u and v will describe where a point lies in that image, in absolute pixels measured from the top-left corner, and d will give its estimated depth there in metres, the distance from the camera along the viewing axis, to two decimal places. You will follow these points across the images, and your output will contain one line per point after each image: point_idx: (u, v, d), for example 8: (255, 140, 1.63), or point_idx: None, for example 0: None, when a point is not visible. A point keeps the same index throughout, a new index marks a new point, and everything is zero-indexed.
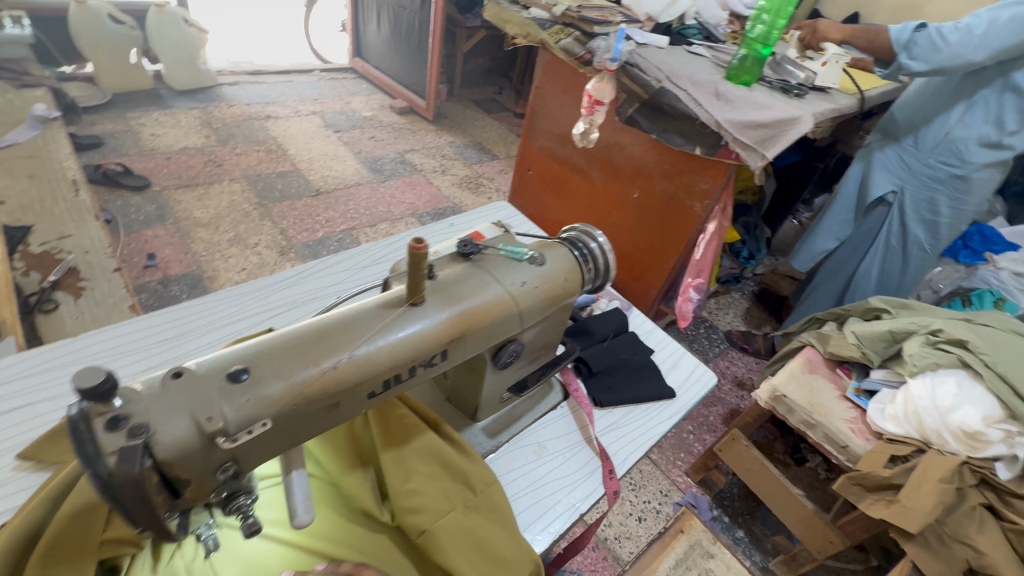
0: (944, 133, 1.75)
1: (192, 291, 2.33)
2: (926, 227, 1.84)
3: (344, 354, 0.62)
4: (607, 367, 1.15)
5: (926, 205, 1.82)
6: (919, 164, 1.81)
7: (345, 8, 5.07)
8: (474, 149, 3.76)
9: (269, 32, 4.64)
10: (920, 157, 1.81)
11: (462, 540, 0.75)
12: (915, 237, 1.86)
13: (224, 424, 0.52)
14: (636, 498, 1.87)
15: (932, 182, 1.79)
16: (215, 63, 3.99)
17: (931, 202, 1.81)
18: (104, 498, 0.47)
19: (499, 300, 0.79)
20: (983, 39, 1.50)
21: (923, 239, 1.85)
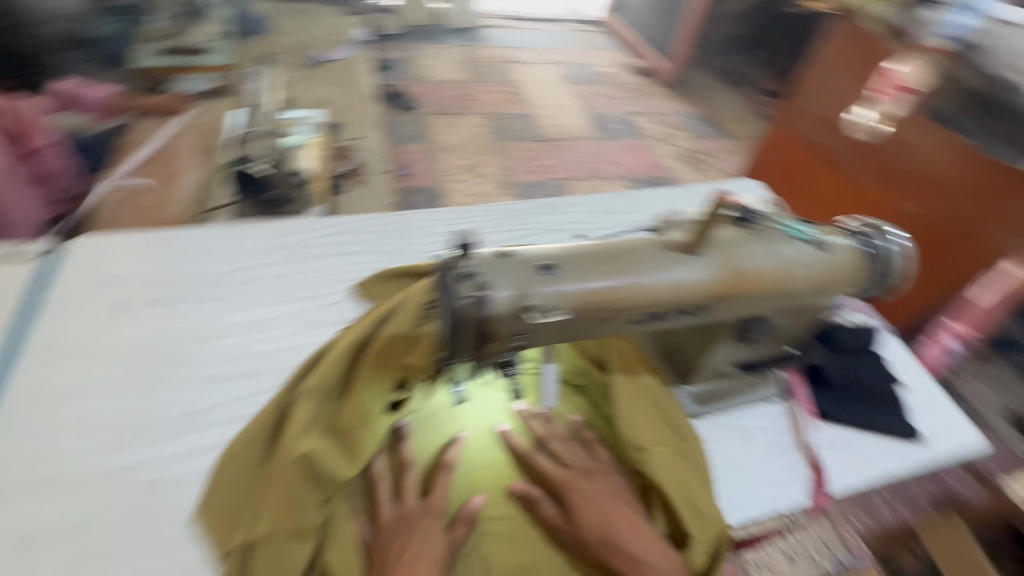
0: None
1: (430, 204, 2.75)
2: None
3: (628, 278, 0.69)
4: (840, 382, 1.03)
5: None
6: None
7: None
8: (705, 123, 3.51)
9: None
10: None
11: (674, 461, 0.84)
12: None
13: (536, 303, 0.64)
14: None
15: None
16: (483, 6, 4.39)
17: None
18: (450, 328, 0.62)
19: (770, 272, 0.77)
20: None
21: None
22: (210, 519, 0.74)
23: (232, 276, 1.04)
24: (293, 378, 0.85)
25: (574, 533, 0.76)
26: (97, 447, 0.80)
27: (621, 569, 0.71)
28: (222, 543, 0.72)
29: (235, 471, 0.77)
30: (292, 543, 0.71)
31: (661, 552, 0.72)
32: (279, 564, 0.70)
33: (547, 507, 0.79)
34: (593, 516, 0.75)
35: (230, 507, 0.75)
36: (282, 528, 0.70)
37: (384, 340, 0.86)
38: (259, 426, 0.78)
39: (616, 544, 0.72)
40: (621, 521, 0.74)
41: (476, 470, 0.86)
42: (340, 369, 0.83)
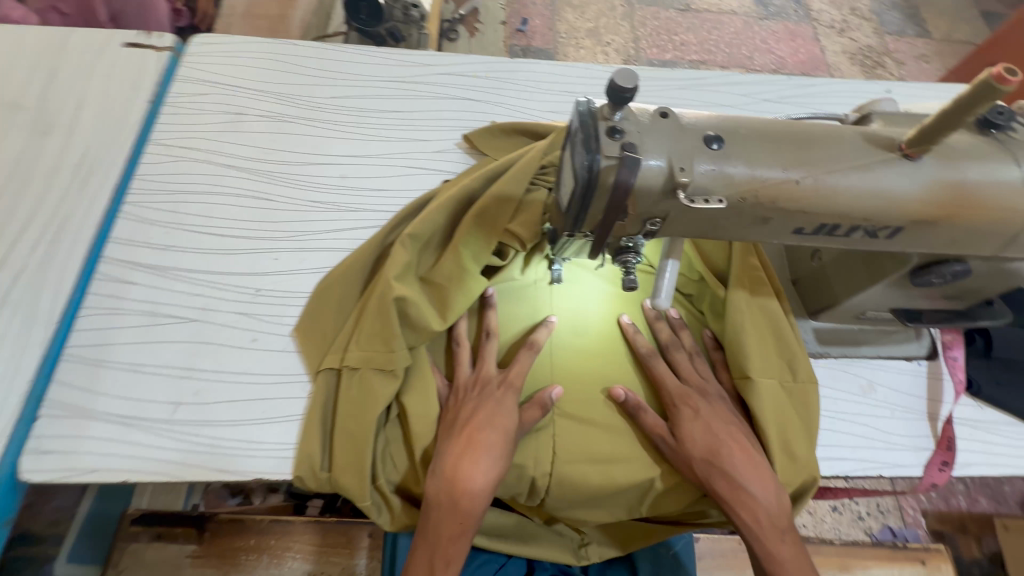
0: None
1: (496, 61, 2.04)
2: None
3: (814, 174, 0.54)
4: (1013, 359, 0.83)
5: None
6: None
7: None
8: (900, 14, 2.44)
9: None
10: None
11: (778, 398, 0.75)
12: None
13: (690, 181, 0.52)
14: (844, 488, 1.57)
15: None
16: None
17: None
18: (578, 192, 0.53)
19: (1006, 201, 0.57)
20: None
21: None
22: (306, 339, 0.77)
23: (343, 102, 0.98)
24: (394, 220, 0.83)
25: (677, 448, 0.73)
26: (215, 246, 0.83)
27: (720, 492, 0.70)
28: (315, 363, 0.75)
29: (333, 300, 0.78)
30: (379, 377, 0.71)
31: (769, 488, 0.69)
32: (367, 394, 0.71)
33: (650, 416, 0.76)
34: (704, 436, 0.72)
35: (327, 331, 0.77)
36: (372, 362, 0.71)
37: (488, 198, 0.81)
38: (362, 259, 0.79)
39: (723, 468, 0.70)
40: (733, 449, 0.71)
41: (559, 353, 0.82)
42: (440, 221, 0.80)
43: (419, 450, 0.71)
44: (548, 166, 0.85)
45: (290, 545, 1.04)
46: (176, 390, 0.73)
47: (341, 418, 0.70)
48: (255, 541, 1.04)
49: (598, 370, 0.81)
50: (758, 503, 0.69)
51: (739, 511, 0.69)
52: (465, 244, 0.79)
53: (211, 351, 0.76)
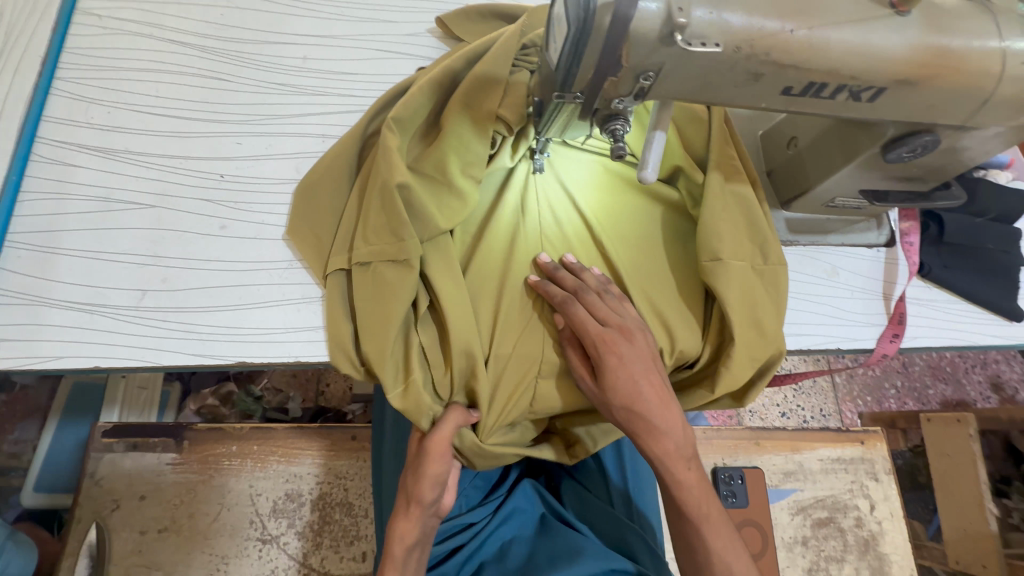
0: None
1: None
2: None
3: (806, 24, 0.53)
4: (960, 244, 0.89)
5: None
6: None
7: None
8: None
9: None
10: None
11: (749, 280, 0.77)
12: None
13: (688, 23, 0.50)
14: (792, 398, 1.75)
15: None
16: None
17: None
18: (572, 34, 0.51)
19: (984, 64, 0.58)
20: None
21: None
22: (298, 240, 0.73)
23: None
24: (374, 109, 0.77)
25: (599, 394, 0.73)
26: (168, 129, 0.76)
27: (627, 427, 0.72)
28: (320, 267, 0.71)
29: (325, 194, 0.73)
30: (392, 268, 0.69)
31: (680, 427, 0.71)
32: (383, 287, 0.69)
33: (575, 354, 0.75)
34: (625, 385, 0.71)
35: (321, 228, 0.73)
36: (384, 254, 0.69)
37: (473, 79, 0.77)
38: (346, 148, 0.74)
39: (634, 409, 0.70)
40: (651, 395, 0.71)
41: (538, 242, 0.82)
42: (422, 105, 0.75)
43: (449, 343, 0.71)
44: (530, 45, 0.80)
45: (274, 450, 1.04)
46: (140, 277, 0.69)
47: (361, 315, 0.69)
48: (238, 447, 1.04)
49: (582, 255, 0.82)
50: (671, 442, 0.71)
51: (644, 443, 0.72)
52: (452, 131, 0.76)
53: (178, 237, 0.71)
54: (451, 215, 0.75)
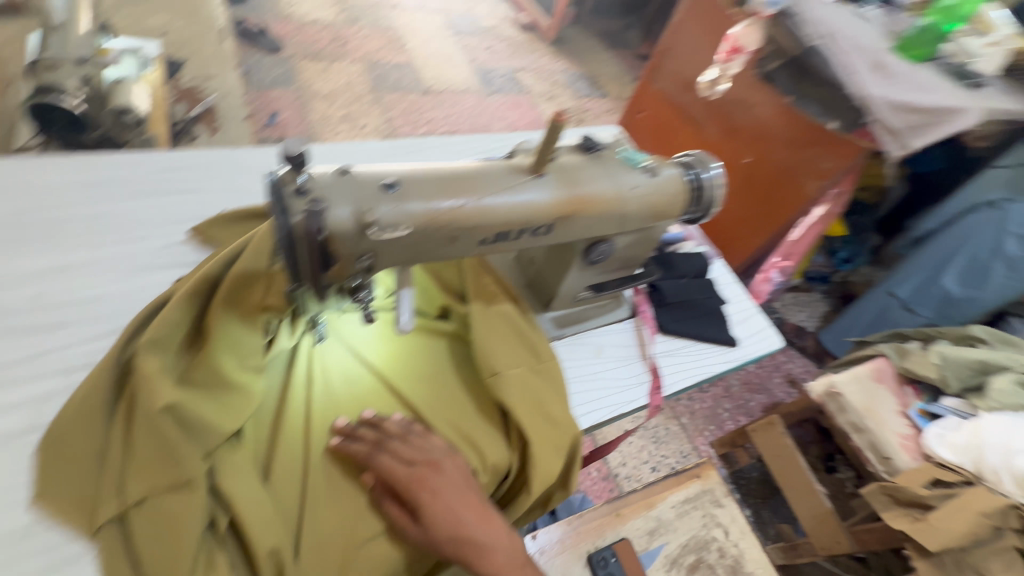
0: None
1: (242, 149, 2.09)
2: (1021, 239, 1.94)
3: (473, 199, 0.71)
4: (678, 301, 1.18)
5: None
6: None
7: None
8: (586, 83, 4.26)
9: None
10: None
11: (529, 380, 0.88)
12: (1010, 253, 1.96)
13: (376, 219, 0.63)
14: None
15: None
16: None
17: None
18: (282, 245, 0.60)
19: (609, 196, 0.84)
20: None
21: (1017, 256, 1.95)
22: (62, 502, 0.69)
23: (51, 214, 0.93)
24: (128, 334, 0.77)
25: (424, 537, 0.73)
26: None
27: (459, 559, 0.73)
28: (89, 523, 0.68)
29: (80, 441, 0.71)
30: (173, 496, 0.68)
31: (506, 537, 0.76)
32: (167, 520, 0.68)
33: (394, 506, 0.76)
34: (444, 517, 0.73)
35: (84, 483, 0.70)
36: (160, 486, 0.68)
37: (233, 278, 0.80)
38: (101, 384, 0.73)
39: (459, 539, 0.73)
40: (471, 518, 0.74)
41: (335, 406, 0.85)
42: (179, 319, 0.76)
43: (254, 549, 0.70)
44: None
45: None
46: None
47: (146, 560, 0.66)
48: None
49: (382, 404, 0.87)
50: (501, 556, 0.74)
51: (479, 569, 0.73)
52: (219, 333, 0.77)
53: None
54: (235, 414, 0.75)
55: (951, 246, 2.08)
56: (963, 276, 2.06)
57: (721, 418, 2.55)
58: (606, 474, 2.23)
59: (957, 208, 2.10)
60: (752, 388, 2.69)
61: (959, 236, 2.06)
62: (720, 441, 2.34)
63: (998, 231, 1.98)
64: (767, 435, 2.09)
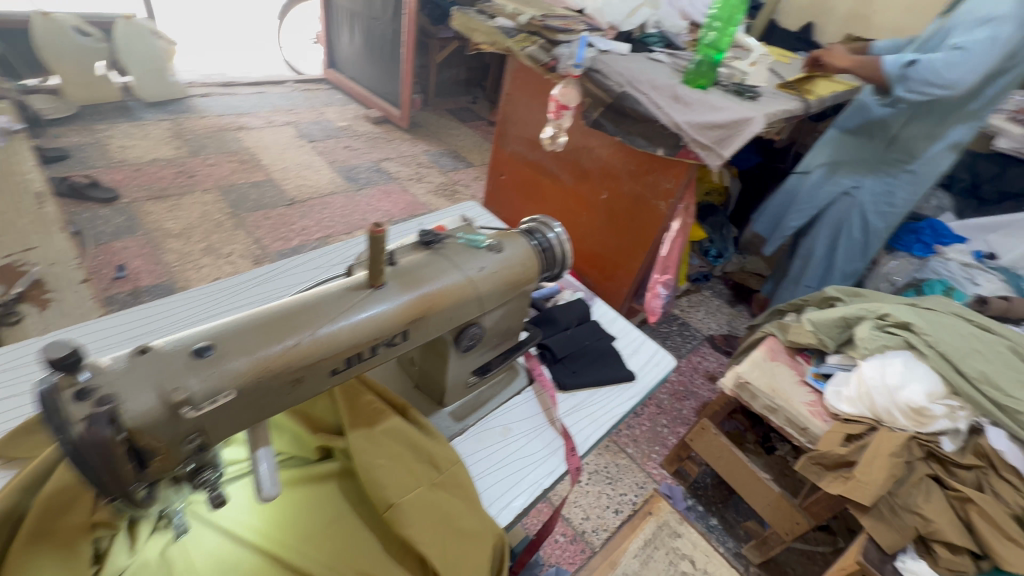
0: (895, 135, 2.12)
1: (82, 315, 1.85)
2: (880, 214, 2.22)
3: (306, 333, 0.66)
4: (568, 354, 1.20)
5: (883, 196, 2.19)
6: (877, 163, 2.19)
7: (315, 48, 5.68)
8: (449, 157, 4.48)
9: (243, 59, 5.21)
10: (882, 155, 2.18)
11: (432, 497, 0.83)
12: (874, 226, 2.25)
13: (190, 395, 0.56)
14: None
15: (889, 176, 2.17)
16: (191, 87, 4.51)
17: (888, 192, 2.18)
18: (70, 464, 0.50)
19: (458, 285, 0.84)
20: (970, 62, 1.74)
21: (880, 227, 2.24)
22: None
23: None
24: None
25: None
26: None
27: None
28: None
29: None
30: None
31: None
32: None
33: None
34: None
35: None
36: None
37: (40, 508, 0.66)
38: None
39: None
40: None
41: None
42: None
43: None
44: None
45: None
46: None
47: None
48: None
49: None
50: None
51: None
52: None
53: None
54: None
55: (828, 234, 2.36)
56: (849, 253, 2.34)
57: (664, 435, 2.59)
58: (573, 535, 2.13)
59: (821, 202, 2.34)
60: (681, 396, 2.79)
61: (832, 226, 2.35)
62: (668, 459, 2.38)
63: (863, 213, 2.25)
64: (705, 439, 2.17)
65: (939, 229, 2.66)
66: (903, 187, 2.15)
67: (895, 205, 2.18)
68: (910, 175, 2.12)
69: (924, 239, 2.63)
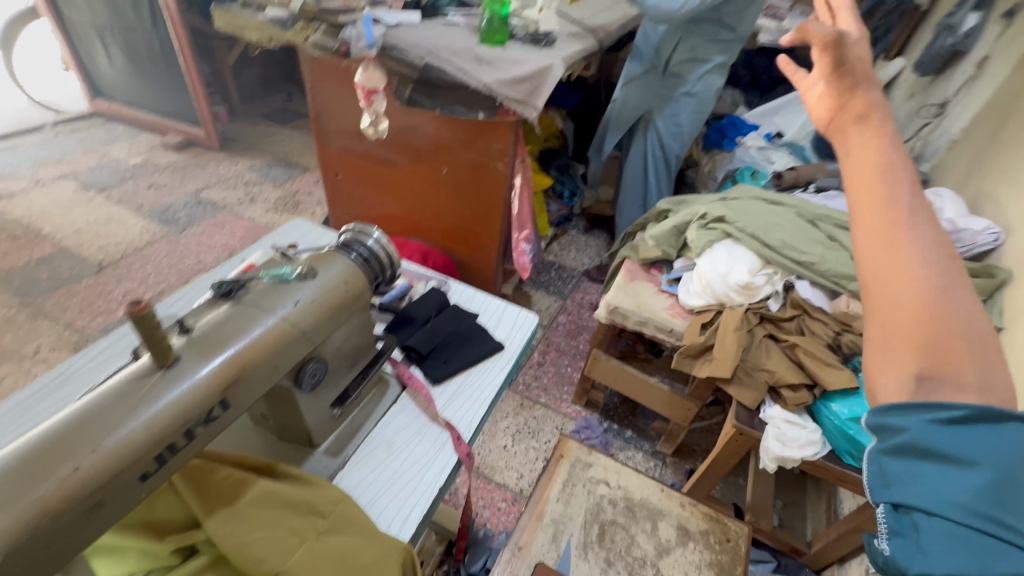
0: (670, 61, 2.38)
1: None
2: (675, 135, 2.53)
3: (88, 451, 0.57)
4: (435, 347, 1.20)
5: (671, 118, 2.50)
6: (661, 89, 2.47)
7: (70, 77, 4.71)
8: (280, 167, 4.08)
9: None
10: (663, 81, 2.45)
11: (322, 547, 0.80)
12: (671, 145, 2.56)
13: None
14: None
15: (672, 100, 2.46)
16: None
17: (675, 114, 2.48)
18: None
19: (274, 329, 0.77)
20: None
21: (676, 146, 2.56)
22: None
23: None
24: None
25: None
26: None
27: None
28: None
29: None
30: None
31: None
32: None
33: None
34: None
35: None
36: None
37: None
38: None
39: None
40: None
41: None
42: None
43: None
44: None
45: None
46: None
47: None
48: None
49: None
50: None
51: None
52: None
53: None
54: None
55: (639, 161, 2.63)
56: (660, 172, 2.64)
57: (568, 375, 2.76)
58: (512, 497, 2.22)
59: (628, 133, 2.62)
60: (574, 334, 2.98)
61: (641, 152, 2.62)
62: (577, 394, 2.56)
63: (659, 136, 2.55)
64: (601, 367, 2.35)
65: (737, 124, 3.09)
66: (684, 108, 2.46)
67: (681, 125, 2.50)
68: (686, 97, 2.44)
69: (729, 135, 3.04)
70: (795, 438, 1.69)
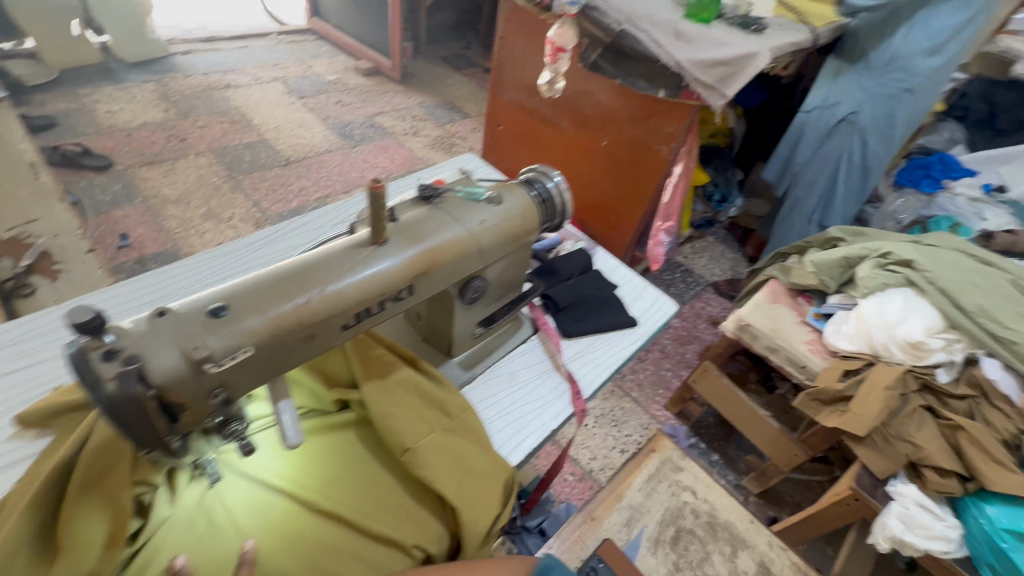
0: (892, 53, 2.11)
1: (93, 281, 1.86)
2: (882, 139, 2.21)
3: (316, 290, 0.68)
4: (571, 303, 1.22)
5: (883, 119, 2.18)
6: (874, 86, 2.18)
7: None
8: (445, 108, 4.34)
9: (222, 10, 4.96)
10: (879, 76, 2.16)
11: (445, 440, 0.88)
12: (875, 151, 2.23)
13: (212, 351, 0.59)
14: None
15: (886, 96, 2.16)
16: (172, 43, 4.32)
17: (889, 116, 2.17)
18: (110, 420, 0.55)
19: (459, 239, 0.85)
20: None
21: (880, 152, 2.23)
22: None
23: None
24: None
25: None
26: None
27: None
28: None
29: None
30: None
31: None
32: None
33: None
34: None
35: None
36: None
37: (87, 460, 0.71)
38: None
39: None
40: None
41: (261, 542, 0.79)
42: (28, 530, 0.66)
43: None
44: None
45: None
46: None
47: None
48: None
49: (300, 524, 0.81)
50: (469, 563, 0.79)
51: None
52: (78, 528, 0.68)
53: None
54: None
55: (828, 165, 2.32)
56: (852, 181, 2.31)
57: (667, 379, 2.66)
58: (581, 474, 2.25)
59: (819, 132, 2.29)
60: (684, 341, 2.84)
61: (831, 155, 2.30)
62: (671, 401, 2.48)
63: (863, 140, 2.23)
64: (708, 381, 2.23)
65: (948, 165, 2.57)
66: (902, 107, 2.15)
67: (895, 127, 2.17)
68: (907, 95, 2.12)
69: (933, 173, 2.55)
70: (925, 526, 1.47)
